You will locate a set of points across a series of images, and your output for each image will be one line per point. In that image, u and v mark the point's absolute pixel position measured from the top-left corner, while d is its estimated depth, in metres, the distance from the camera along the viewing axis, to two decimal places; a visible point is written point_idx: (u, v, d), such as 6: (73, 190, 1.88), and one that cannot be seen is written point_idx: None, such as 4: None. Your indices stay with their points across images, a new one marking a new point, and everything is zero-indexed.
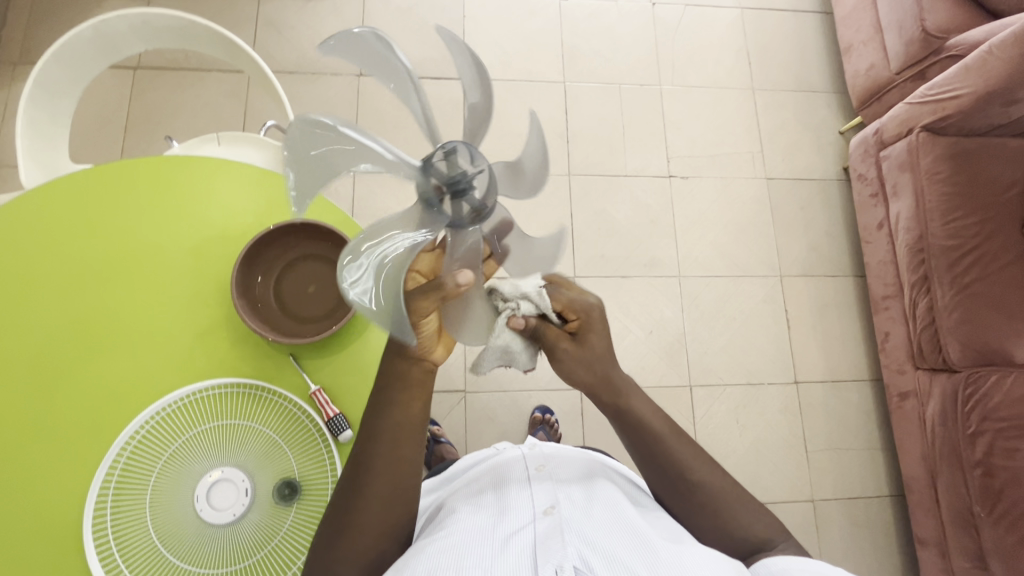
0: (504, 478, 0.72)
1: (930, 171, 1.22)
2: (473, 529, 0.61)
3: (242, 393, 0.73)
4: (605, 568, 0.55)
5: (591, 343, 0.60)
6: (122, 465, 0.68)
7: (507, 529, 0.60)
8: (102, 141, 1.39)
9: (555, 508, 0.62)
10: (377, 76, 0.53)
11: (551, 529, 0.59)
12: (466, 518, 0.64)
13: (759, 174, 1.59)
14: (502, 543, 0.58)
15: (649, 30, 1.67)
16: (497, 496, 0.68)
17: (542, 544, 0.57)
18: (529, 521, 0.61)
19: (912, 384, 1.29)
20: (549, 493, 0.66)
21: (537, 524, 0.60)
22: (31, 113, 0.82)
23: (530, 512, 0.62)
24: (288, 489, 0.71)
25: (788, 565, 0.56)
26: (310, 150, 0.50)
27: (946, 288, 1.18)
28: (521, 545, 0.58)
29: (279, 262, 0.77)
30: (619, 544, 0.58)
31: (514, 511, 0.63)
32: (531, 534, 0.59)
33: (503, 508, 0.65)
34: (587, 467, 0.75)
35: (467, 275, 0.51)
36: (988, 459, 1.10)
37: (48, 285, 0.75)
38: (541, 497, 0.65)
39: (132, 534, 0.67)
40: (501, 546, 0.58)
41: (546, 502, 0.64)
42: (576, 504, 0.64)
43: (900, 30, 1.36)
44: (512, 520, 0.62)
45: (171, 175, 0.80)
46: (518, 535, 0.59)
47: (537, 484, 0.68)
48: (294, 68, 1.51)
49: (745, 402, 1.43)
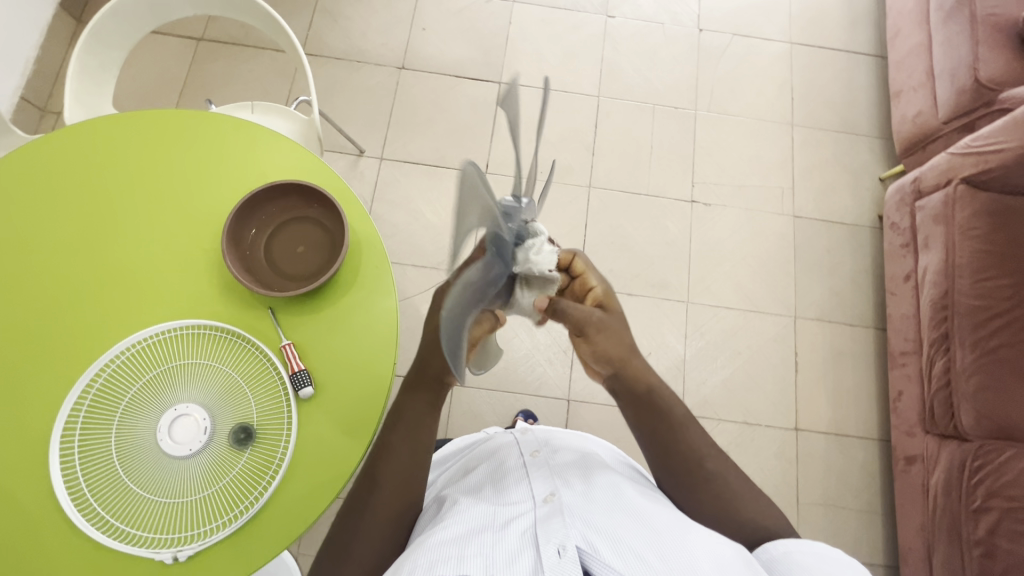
0: (500, 466, 0.72)
1: (964, 225, 1.16)
2: (472, 516, 0.61)
3: (218, 337, 0.76)
4: (611, 549, 0.55)
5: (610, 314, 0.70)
6: (100, 383, 0.73)
7: (508, 516, 0.61)
8: (159, 100, 1.50)
9: (555, 496, 0.62)
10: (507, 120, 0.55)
11: (550, 513, 0.60)
12: (465, 504, 0.64)
13: (787, 211, 1.54)
14: (504, 528, 0.59)
15: (693, 55, 1.67)
16: (493, 483, 0.69)
17: (543, 525, 0.58)
18: (528, 509, 0.61)
19: (920, 449, 1.21)
20: (546, 482, 0.66)
21: (536, 510, 0.61)
22: (83, 57, 0.90)
23: (531, 500, 0.63)
24: (243, 433, 0.73)
25: (791, 546, 0.61)
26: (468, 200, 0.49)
27: (967, 350, 1.11)
28: (520, 529, 0.58)
29: (276, 219, 0.80)
30: (622, 530, 0.57)
31: (513, 498, 0.64)
32: (530, 520, 0.59)
33: (500, 493, 0.66)
34: (583, 455, 0.74)
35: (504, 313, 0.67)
36: (991, 538, 1.01)
37: (62, 214, 0.81)
38: (539, 487, 0.65)
39: (94, 450, 0.71)
40: (500, 529, 0.59)
41: (545, 491, 0.64)
42: (575, 491, 0.64)
43: (953, 79, 1.31)
44: (511, 508, 0.62)
45: (192, 128, 0.85)
46: (518, 520, 0.60)
47: (533, 472, 0.69)
48: (341, 55, 1.59)
49: (739, 440, 1.37)
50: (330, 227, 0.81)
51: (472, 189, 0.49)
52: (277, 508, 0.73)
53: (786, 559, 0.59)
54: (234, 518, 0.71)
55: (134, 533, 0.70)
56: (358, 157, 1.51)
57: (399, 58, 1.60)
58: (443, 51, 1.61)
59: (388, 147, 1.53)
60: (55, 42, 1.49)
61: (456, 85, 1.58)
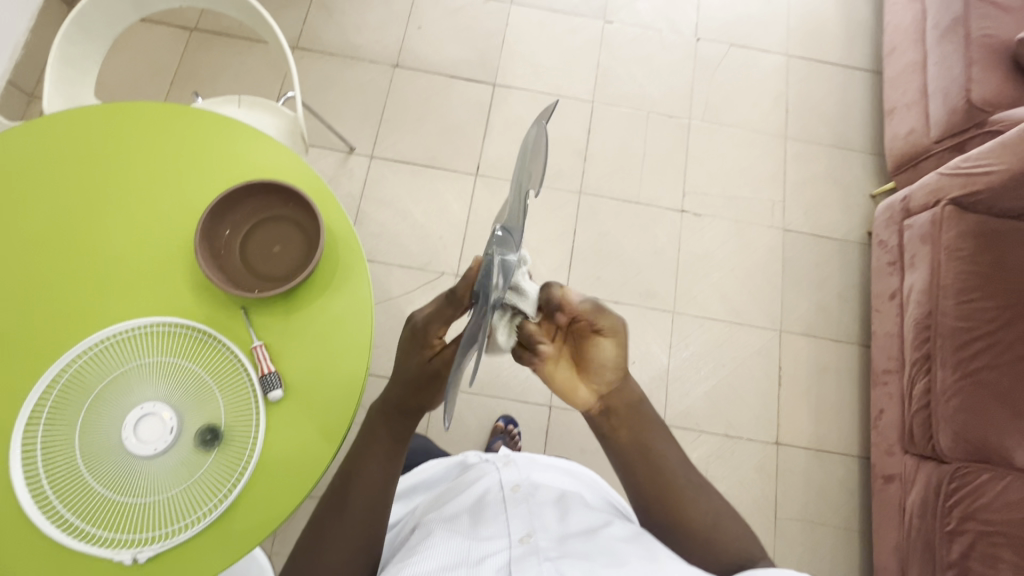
0: (478, 498, 0.72)
1: (950, 247, 1.16)
2: (446, 550, 0.61)
3: (189, 335, 0.75)
4: None
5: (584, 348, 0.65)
6: (66, 378, 0.72)
7: (482, 551, 0.61)
8: (148, 90, 1.48)
9: (531, 537, 0.63)
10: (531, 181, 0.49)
11: (526, 554, 0.60)
12: (440, 536, 0.64)
13: (776, 224, 1.54)
14: (477, 563, 0.59)
15: (689, 63, 1.66)
16: (471, 515, 0.69)
17: (517, 566, 0.58)
18: (503, 548, 0.62)
19: (898, 468, 1.21)
20: (523, 520, 0.66)
21: (511, 550, 0.61)
22: (65, 46, 0.88)
23: (506, 539, 0.63)
24: (209, 435, 0.72)
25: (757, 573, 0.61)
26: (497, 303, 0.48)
27: (948, 371, 1.11)
28: (492, 566, 0.59)
29: (251, 219, 0.79)
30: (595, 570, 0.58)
31: (489, 534, 0.64)
32: (504, 557, 0.60)
33: (477, 528, 0.66)
34: (561, 492, 0.75)
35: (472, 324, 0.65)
36: (964, 561, 1.01)
37: (36, 203, 0.80)
38: (517, 525, 0.65)
39: (56, 446, 0.70)
40: (473, 567, 0.59)
41: (522, 531, 0.64)
42: (552, 531, 0.65)
43: (945, 98, 1.30)
44: (485, 544, 0.62)
45: (173, 122, 0.84)
46: (492, 558, 0.60)
47: (511, 507, 0.69)
48: (335, 50, 1.58)
49: (719, 453, 1.36)
50: (306, 226, 0.80)
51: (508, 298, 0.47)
52: (241, 511, 0.72)
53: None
54: (196, 521, 0.70)
55: (94, 532, 0.69)
56: (348, 154, 1.50)
57: (393, 56, 1.59)
58: (438, 51, 1.60)
59: (379, 145, 1.52)
60: (44, 26, 1.47)
61: (450, 86, 1.58)
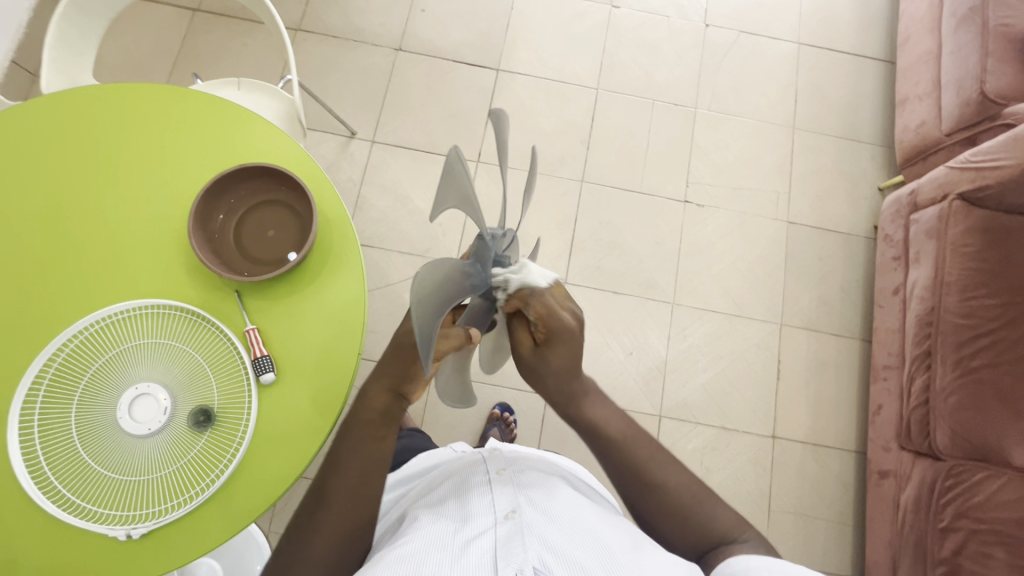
0: (464, 484, 0.72)
1: (956, 242, 1.14)
2: (432, 535, 0.60)
3: (184, 318, 0.76)
4: (565, 570, 0.55)
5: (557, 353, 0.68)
6: (62, 358, 0.73)
7: (468, 534, 0.60)
8: (150, 71, 1.48)
9: (516, 513, 0.62)
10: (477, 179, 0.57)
11: (512, 531, 0.59)
12: (426, 522, 0.63)
13: (781, 217, 1.52)
14: (463, 547, 0.58)
15: (697, 50, 1.63)
16: (456, 499, 0.68)
17: (503, 547, 0.56)
18: (489, 526, 0.60)
19: (894, 464, 1.20)
20: (510, 498, 0.66)
21: (497, 529, 0.60)
22: (63, 26, 0.88)
23: (492, 517, 0.62)
24: (203, 416, 0.73)
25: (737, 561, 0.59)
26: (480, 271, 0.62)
27: (948, 369, 1.10)
28: (480, 549, 0.57)
29: (245, 204, 0.79)
30: (579, 550, 0.58)
31: (475, 516, 0.63)
32: (491, 539, 0.58)
33: (462, 511, 0.65)
34: (547, 476, 0.75)
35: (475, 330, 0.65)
36: (955, 558, 1.01)
37: (35, 185, 0.80)
38: (502, 502, 0.65)
39: (54, 424, 0.72)
40: (460, 550, 0.57)
41: (507, 507, 0.63)
42: (537, 509, 0.64)
43: (959, 89, 1.27)
44: (471, 525, 0.61)
45: (169, 103, 0.84)
46: (480, 538, 0.59)
47: (497, 488, 0.68)
48: (337, 33, 1.56)
49: (714, 444, 1.37)
50: (300, 211, 0.80)
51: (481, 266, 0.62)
52: (234, 490, 0.73)
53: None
54: (189, 500, 0.72)
55: (90, 509, 0.70)
56: (349, 139, 1.50)
57: (396, 39, 1.57)
58: (441, 34, 1.58)
59: (380, 130, 1.51)
60: (47, 6, 1.47)
61: (453, 70, 1.56)
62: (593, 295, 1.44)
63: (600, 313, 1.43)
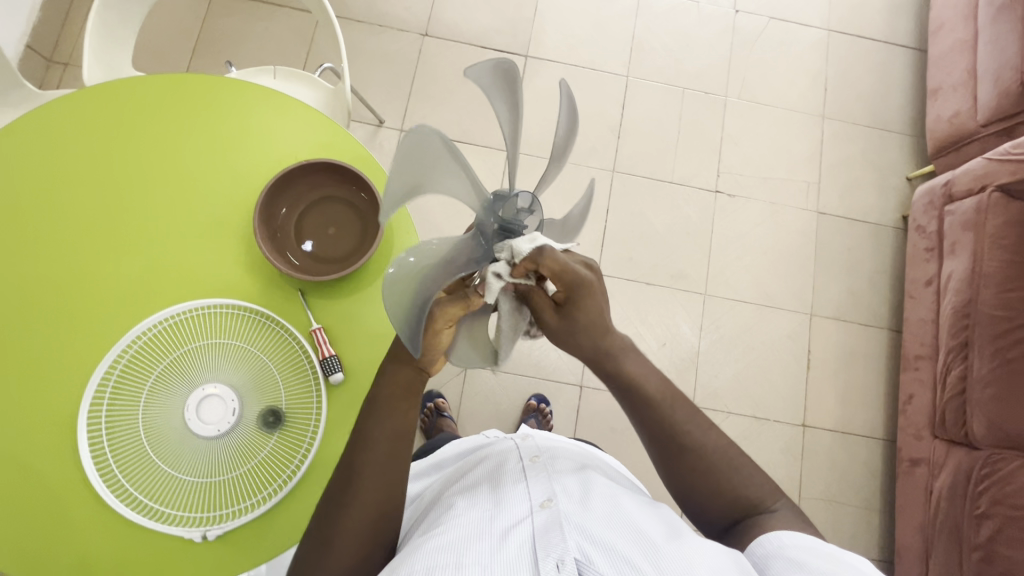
0: (498, 469, 0.71)
1: (995, 234, 1.14)
2: (468, 523, 0.60)
3: (248, 318, 0.75)
4: (606, 563, 0.54)
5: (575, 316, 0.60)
6: (125, 361, 0.72)
7: (506, 522, 0.60)
8: (170, 56, 1.43)
9: (552, 501, 0.61)
10: (495, 95, 0.55)
11: (549, 522, 0.58)
12: (461, 508, 0.63)
13: (810, 207, 1.52)
14: (502, 536, 0.58)
15: (726, 37, 1.60)
16: (490, 484, 0.68)
17: (542, 537, 0.57)
18: (526, 514, 0.60)
19: (927, 452, 1.23)
20: (545, 486, 0.65)
21: (534, 518, 0.60)
22: (103, 14, 0.84)
23: (528, 505, 0.62)
24: (272, 417, 0.73)
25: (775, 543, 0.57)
26: (435, 158, 0.54)
27: (985, 360, 1.11)
28: (519, 539, 0.57)
29: (306, 200, 0.78)
30: (618, 537, 0.57)
31: (510, 503, 0.63)
32: (529, 528, 0.58)
33: (497, 497, 0.65)
34: (581, 462, 0.74)
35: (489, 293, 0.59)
36: (990, 544, 1.03)
37: (85, 181, 0.78)
38: (537, 490, 0.64)
39: (122, 427, 0.71)
40: (498, 538, 0.58)
41: (543, 496, 0.63)
42: (573, 497, 0.64)
43: (996, 80, 1.26)
44: (507, 513, 0.61)
45: (222, 97, 0.82)
46: (517, 527, 0.59)
47: (531, 476, 0.68)
48: (362, 17, 1.52)
49: (746, 434, 1.38)
50: (362, 208, 0.78)
51: (431, 155, 0.53)
52: (306, 490, 0.73)
53: (779, 551, 0.55)
54: (262, 501, 0.72)
55: (163, 511, 0.70)
56: (377, 127, 1.46)
57: (422, 24, 1.53)
58: (468, 19, 1.54)
59: (408, 118, 1.47)
60: None
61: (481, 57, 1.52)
62: (625, 286, 1.44)
63: (632, 303, 1.43)
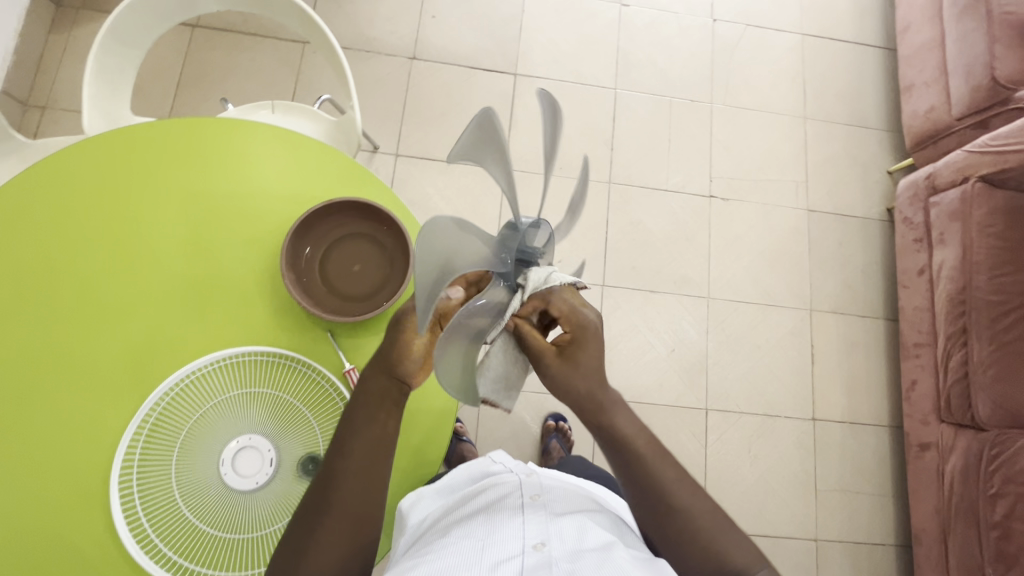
0: (496, 501, 0.71)
1: (981, 223, 1.20)
2: (458, 556, 0.60)
3: (279, 364, 0.73)
4: None
5: (580, 359, 0.54)
6: (154, 419, 0.69)
7: (495, 559, 0.60)
8: (156, 94, 1.40)
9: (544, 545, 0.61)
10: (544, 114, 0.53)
11: (538, 564, 0.58)
12: (453, 539, 0.63)
13: (801, 205, 1.57)
14: None
15: (707, 45, 1.65)
16: (486, 517, 0.68)
17: None
18: (517, 553, 0.60)
19: (935, 436, 1.27)
20: (540, 527, 0.65)
21: (524, 558, 0.60)
22: (102, 60, 0.81)
23: (520, 544, 0.62)
24: (311, 464, 0.71)
25: None
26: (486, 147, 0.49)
27: (984, 344, 1.16)
28: None
29: (329, 238, 0.76)
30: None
31: (502, 539, 0.63)
32: (517, 567, 0.58)
33: (491, 531, 0.65)
34: (583, 504, 0.74)
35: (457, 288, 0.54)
36: (1007, 521, 1.08)
37: (101, 232, 0.75)
38: (532, 530, 0.64)
39: (155, 487, 0.68)
40: None
41: (536, 538, 0.63)
42: (568, 539, 0.64)
43: (968, 75, 1.33)
44: (498, 549, 0.61)
45: (235, 139, 0.80)
46: (505, 566, 0.59)
47: (530, 513, 0.67)
48: (349, 44, 1.52)
49: (760, 433, 1.41)
50: (386, 243, 0.77)
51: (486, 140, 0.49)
52: None
53: None
54: None
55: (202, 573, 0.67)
56: (372, 153, 1.45)
57: (409, 48, 1.53)
58: (456, 40, 1.55)
59: (403, 142, 1.47)
60: (34, 30, 1.36)
61: (471, 77, 1.53)
62: (631, 296, 1.45)
63: (638, 312, 1.44)
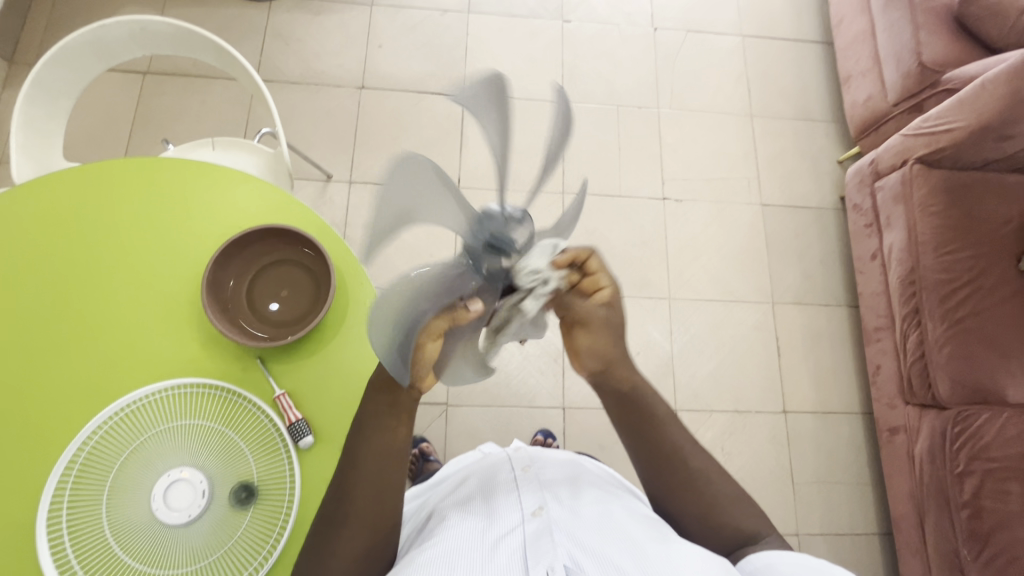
0: (490, 480, 0.71)
1: (923, 204, 1.21)
2: (461, 534, 0.59)
3: (210, 394, 0.73)
4: (595, 567, 0.54)
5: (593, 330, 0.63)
6: (82, 460, 0.69)
7: (497, 533, 0.59)
8: (109, 140, 1.43)
9: (544, 509, 0.61)
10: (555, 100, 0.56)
11: (540, 530, 0.58)
12: (455, 520, 0.63)
13: (755, 201, 1.59)
14: (492, 548, 0.57)
15: (650, 54, 1.69)
16: (483, 497, 0.67)
17: (532, 545, 0.56)
18: (517, 524, 0.60)
19: (902, 420, 1.26)
20: (536, 495, 0.65)
21: (525, 526, 0.59)
22: (28, 111, 0.84)
23: (519, 514, 0.61)
24: (244, 492, 0.71)
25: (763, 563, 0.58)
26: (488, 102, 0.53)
27: (937, 323, 1.16)
28: (509, 548, 0.56)
29: (253, 266, 0.78)
30: (609, 545, 0.57)
31: (501, 514, 0.62)
32: (521, 535, 0.58)
33: (489, 508, 0.64)
34: (574, 470, 0.74)
35: (479, 304, 0.53)
36: (976, 500, 1.08)
37: (28, 278, 0.76)
38: (528, 499, 0.64)
39: (86, 530, 0.67)
40: (490, 548, 0.57)
41: (534, 504, 0.62)
42: (566, 504, 0.63)
43: (898, 63, 1.36)
44: (500, 524, 0.60)
45: (162, 176, 0.81)
46: (507, 538, 0.58)
47: (523, 486, 0.67)
48: (297, 79, 1.55)
49: (732, 429, 1.40)
50: (312, 266, 0.79)
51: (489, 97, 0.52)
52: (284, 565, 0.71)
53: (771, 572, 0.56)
54: None
55: None
56: (326, 182, 1.47)
57: (358, 78, 1.57)
58: (402, 68, 1.59)
59: (356, 170, 1.49)
60: None
61: (419, 101, 1.56)
62: None
63: None
